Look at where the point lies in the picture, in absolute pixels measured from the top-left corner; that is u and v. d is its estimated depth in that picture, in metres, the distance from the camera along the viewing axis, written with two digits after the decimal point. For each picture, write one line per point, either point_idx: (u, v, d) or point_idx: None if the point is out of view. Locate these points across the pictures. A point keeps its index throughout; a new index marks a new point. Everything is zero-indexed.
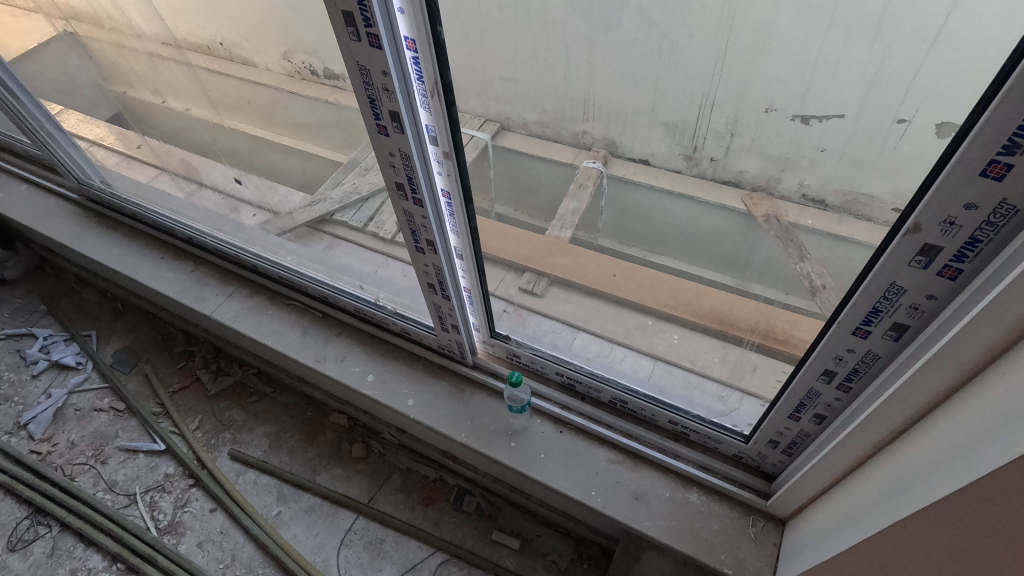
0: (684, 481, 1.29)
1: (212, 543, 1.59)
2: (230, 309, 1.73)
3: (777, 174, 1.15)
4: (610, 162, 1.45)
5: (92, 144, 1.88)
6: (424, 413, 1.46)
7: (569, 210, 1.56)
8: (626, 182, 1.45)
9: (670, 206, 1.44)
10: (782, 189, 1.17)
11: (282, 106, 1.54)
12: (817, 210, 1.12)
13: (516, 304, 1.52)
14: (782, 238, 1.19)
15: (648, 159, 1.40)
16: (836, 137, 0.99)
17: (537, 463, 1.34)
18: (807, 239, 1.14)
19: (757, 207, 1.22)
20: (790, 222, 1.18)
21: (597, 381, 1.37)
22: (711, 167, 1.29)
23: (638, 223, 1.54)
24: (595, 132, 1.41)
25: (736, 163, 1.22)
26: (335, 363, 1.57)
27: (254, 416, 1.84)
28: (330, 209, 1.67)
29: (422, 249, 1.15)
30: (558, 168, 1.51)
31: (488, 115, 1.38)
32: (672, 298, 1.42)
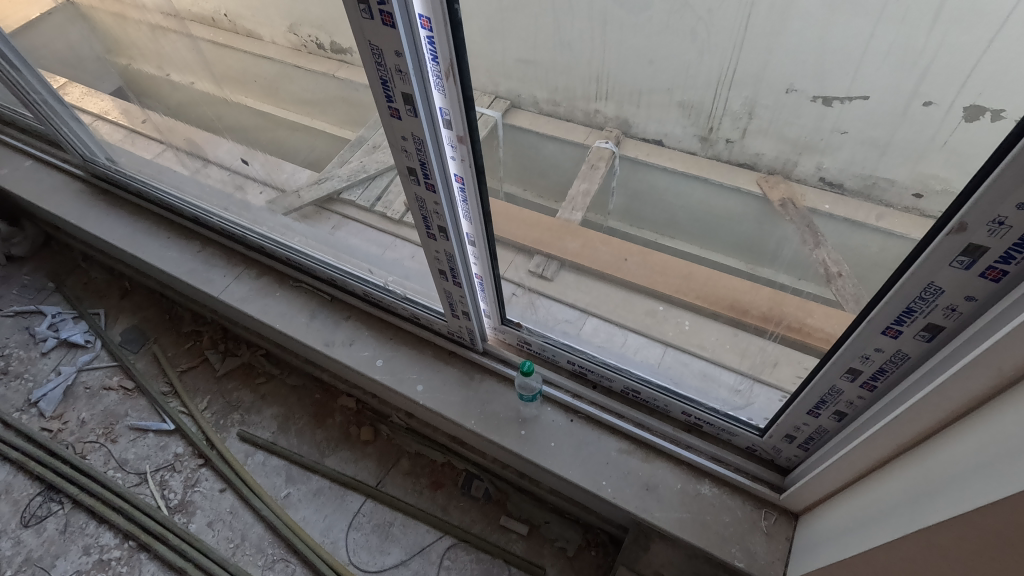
0: (695, 473, 1.27)
1: (222, 523, 1.60)
2: (238, 291, 1.70)
3: (794, 157, 1.13)
4: (622, 142, 1.41)
5: (96, 118, 1.85)
6: (433, 399, 1.44)
7: (580, 191, 1.52)
8: (638, 163, 1.42)
9: (684, 188, 1.40)
10: (801, 173, 1.15)
11: (289, 80, 1.51)
12: (834, 194, 1.10)
13: (526, 287, 1.50)
14: (799, 224, 1.18)
15: (661, 140, 1.36)
16: (859, 119, 0.95)
17: (546, 451, 1.33)
18: (824, 226, 1.13)
19: (773, 191, 1.21)
20: (806, 207, 1.16)
21: (610, 371, 1.34)
22: (727, 148, 1.25)
23: (650, 205, 1.51)
24: (608, 112, 1.36)
25: (752, 145, 1.20)
26: (343, 347, 1.55)
27: (262, 397, 1.84)
28: (338, 187, 1.63)
29: (433, 235, 1.11)
30: (569, 148, 1.48)
31: (499, 92, 1.33)
32: (687, 284, 1.38)
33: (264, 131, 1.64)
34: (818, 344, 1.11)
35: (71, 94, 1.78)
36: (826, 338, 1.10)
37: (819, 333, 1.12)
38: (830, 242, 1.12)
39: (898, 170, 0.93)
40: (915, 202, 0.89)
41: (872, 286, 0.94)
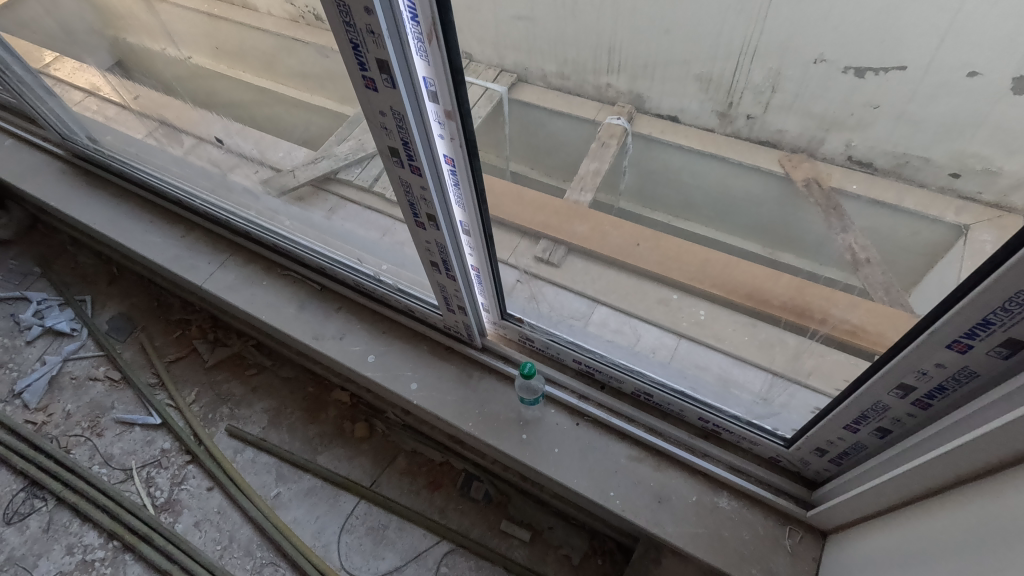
0: (712, 484, 1.16)
1: (209, 523, 1.53)
2: (223, 279, 1.58)
3: (822, 134, 1.20)
4: (636, 119, 1.52)
5: (88, 94, 1.75)
6: (428, 399, 1.32)
7: (589, 172, 1.52)
8: (651, 141, 1.51)
9: (700, 166, 1.49)
10: (826, 151, 1.22)
11: (284, 55, 1.43)
12: (863, 173, 1.15)
13: (528, 273, 1.42)
14: (822, 205, 1.23)
15: (677, 116, 1.47)
16: (893, 91, 1.02)
17: (549, 458, 1.22)
18: (852, 207, 1.18)
19: (797, 171, 1.28)
20: (832, 188, 1.22)
21: (619, 372, 1.22)
22: (747, 126, 1.34)
23: (661, 187, 1.60)
24: (619, 86, 1.50)
25: (774, 121, 1.27)
26: (333, 340, 1.43)
27: (253, 390, 1.75)
28: (334, 166, 1.50)
29: (422, 224, 1.00)
30: (579, 125, 1.58)
31: (505, 67, 1.53)
32: (701, 272, 1.32)
33: (259, 106, 1.57)
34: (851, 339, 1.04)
35: (62, 69, 1.70)
36: (851, 330, 1.05)
37: (844, 324, 1.07)
38: (857, 226, 1.16)
39: (934, 148, 0.97)
40: (952, 181, 0.96)
41: (914, 270, 0.99)
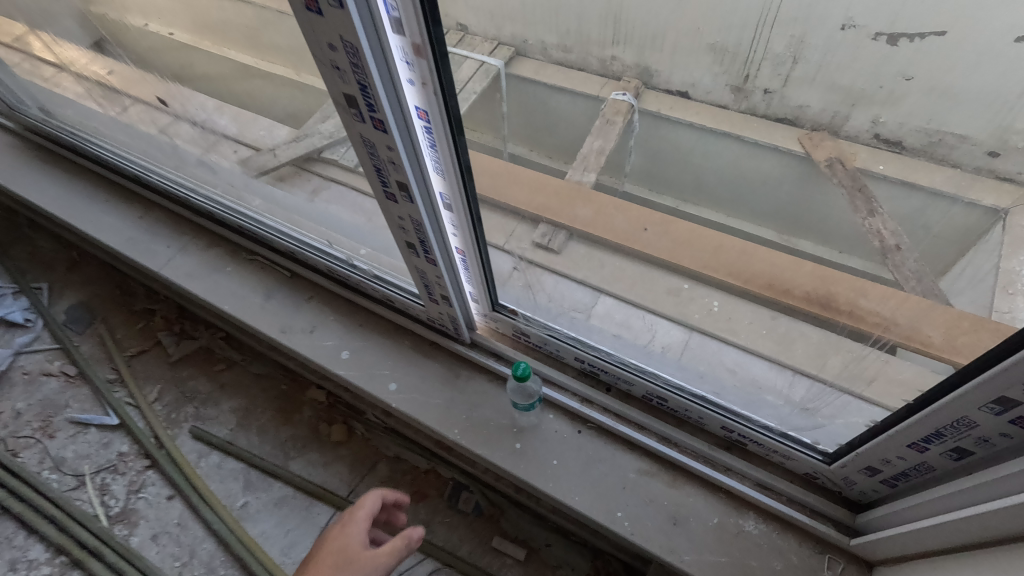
0: (736, 504, 0.99)
1: (168, 537, 1.37)
2: (183, 265, 1.41)
3: (846, 111, 1.24)
4: (644, 94, 1.52)
5: (59, 69, 1.53)
6: (408, 402, 1.16)
7: (593, 150, 1.43)
8: (660, 119, 1.52)
9: (712, 146, 1.48)
10: (851, 128, 1.24)
11: (270, 29, 1.12)
12: (891, 153, 1.16)
13: (528, 261, 1.26)
14: (849, 188, 1.21)
15: (688, 92, 1.50)
16: (926, 63, 1.07)
17: (546, 472, 1.05)
18: (878, 189, 1.16)
19: (819, 150, 1.28)
20: (858, 168, 1.21)
21: (629, 373, 1.05)
22: (764, 101, 1.39)
23: (669, 167, 1.55)
24: (625, 59, 1.50)
25: (795, 95, 1.32)
26: (303, 334, 1.27)
27: (221, 387, 1.59)
28: (318, 145, 1.28)
29: (393, 195, 0.82)
30: (581, 101, 1.54)
31: (502, 40, 1.53)
32: (715, 259, 1.21)
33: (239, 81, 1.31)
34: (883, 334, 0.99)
35: (32, 44, 1.49)
36: (879, 324, 1.00)
37: (874, 318, 1.02)
38: (887, 210, 1.15)
39: (976, 125, 0.99)
40: (990, 161, 0.98)
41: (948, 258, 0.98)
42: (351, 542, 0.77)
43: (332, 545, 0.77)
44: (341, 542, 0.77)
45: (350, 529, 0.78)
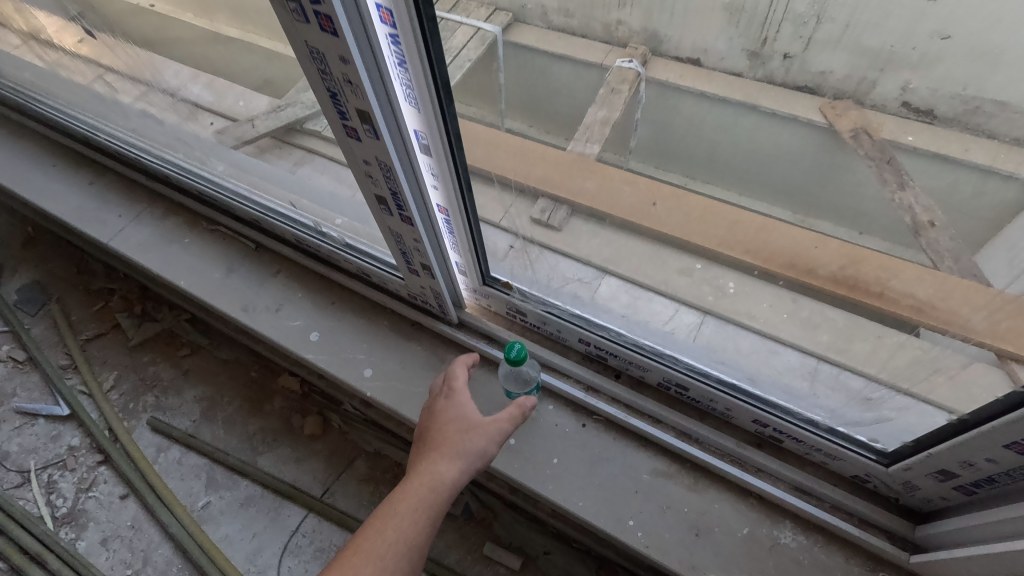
0: (769, 511, 0.84)
1: (119, 541, 1.22)
2: (135, 236, 1.25)
3: (873, 75, 1.02)
4: (650, 64, 1.28)
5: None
6: (385, 391, 1.00)
7: (596, 121, 1.21)
8: (668, 88, 1.28)
9: (728, 116, 1.26)
10: (878, 96, 1.04)
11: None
12: (921, 123, 0.99)
13: (524, 238, 1.10)
14: (878, 159, 1.06)
15: (698, 58, 1.27)
16: (966, 21, 0.84)
17: (544, 472, 0.90)
18: (911, 163, 1.01)
19: (842, 120, 1.09)
20: (885, 139, 1.05)
21: (642, 358, 0.90)
22: (784, 66, 1.15)
23: (677, 138, 1.33)
24: (632, 23, 1.28)
25: (817, 62, 1.09)
26: (268, 314, 1.11)
27: (185, 374, 1.43)
28: (300, 115, 1.15)
29: (355, 132, 0.65)
30: (583, 71, 1.32)
31: (499, 5, 1.35)
32: (732, 235, 1.02)
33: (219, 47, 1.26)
34: (914, 318, 0.82)
35: None
36: (915, 307, 0.83)
37: (907, 300, 0.84)
38: (918, 184, 1.00)
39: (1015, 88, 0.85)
40: None
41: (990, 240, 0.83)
42: (465, 411, 0.76)
43: (446, 415, 0.75)
44: (455, 412, 0.75)
45: (457, 399, 0.77)
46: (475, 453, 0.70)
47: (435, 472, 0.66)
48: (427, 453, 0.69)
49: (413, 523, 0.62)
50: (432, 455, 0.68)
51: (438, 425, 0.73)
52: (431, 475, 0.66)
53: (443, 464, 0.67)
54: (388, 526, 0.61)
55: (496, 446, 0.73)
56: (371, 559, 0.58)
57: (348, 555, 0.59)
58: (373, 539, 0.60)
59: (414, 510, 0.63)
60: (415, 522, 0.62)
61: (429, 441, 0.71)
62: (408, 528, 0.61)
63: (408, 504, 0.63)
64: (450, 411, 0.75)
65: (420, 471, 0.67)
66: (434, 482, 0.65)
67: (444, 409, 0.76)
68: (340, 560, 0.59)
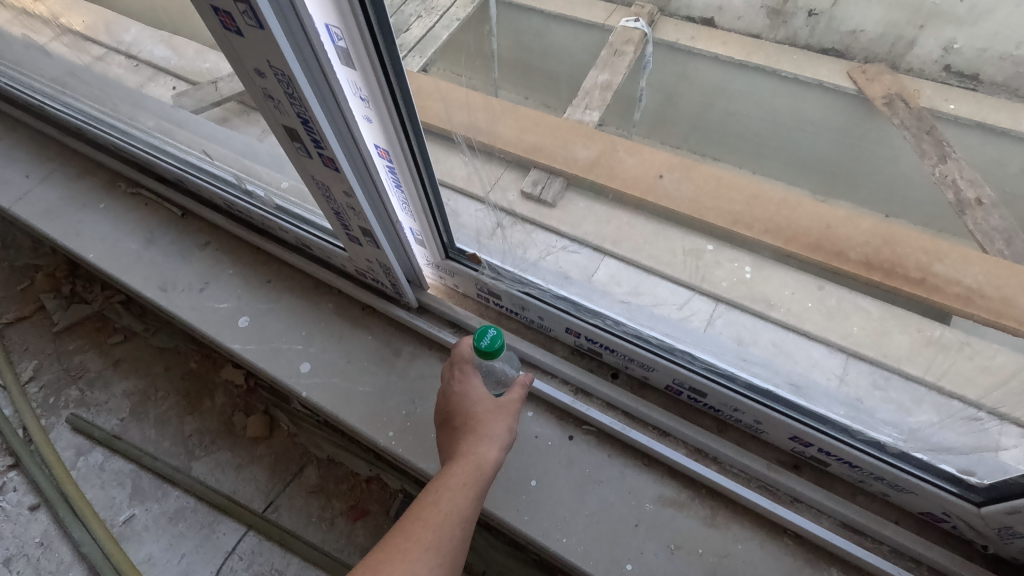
0: (807, 553, 0.65)
1: (24, 560, 1.04)
2: (42, 199, 1.05)
3: (912, 33, 0.87)
4: (659, 24, 1.14)
5: None
6: (326, 392, 0.81)
7: (597, 86, 1.05)
8: (680, 52, 1.12)
9: (745, 85, 1.06)
10: (915, 58, 0.89)
11: None
12: (962, 91, 0.85)
13: (514, 215, 0.89)
14: (915, 130, 0.89)
15: (712, 19, 1.10)
16: None
17: (519, 499, 0.70)
18: (955, 136, 0.86)
19: (873, 86, 0.92)
20: (922, 106, 0.89)
21: (648, 355, 0.70)
22: (808, 26, 0.99)
23: (684, 114, 1.11)
24: None
25: (849, 14, 0.93)
26: (189, 294, 0.91)
27: (115, 365, 1.23)
28: None
29: (230, 19, 0.44)
30: (583, 32, 1.13)
31: None
32: (750, 211, 0.85)
33: None
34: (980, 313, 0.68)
35: None
36: (963, 295, 0.70)
37: (955, 287, 0.71)
38: (960, 154, 0.87)
39: None
40: None
41: None
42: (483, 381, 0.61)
43: (463, 384, 0.60)
44: (473, 380, 0.60)
45: (471, 367, 0.62)
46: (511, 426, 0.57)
47: (478, 448, 0.52)
48: (459, 428, 0.55)
49: (465, 500, 0.48)
50: (470, 431, 0.54)
51: (458, 395, 0.58)
52: (474, 451, 0.52)
53: (483, 438, 0.53)
54: (436, 503, 0.47)
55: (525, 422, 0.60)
56: (427, 542, 0.44)
57: (397, 537, 0.45)
58: (423, 519, 0.46)
59: (462, 488, 0.49)
60: (468, 498, 0.48)
61: (455, 416, 0.57)
62: (462, 504, 0.48)
63: (456, 481, 0.49)
64: (466, 379, 0.60)
65: (457, 450, 0.53)
66: (481, 457, 0.51)
67: (458, 378, 0.61)
68: (384, 548, 0.44)
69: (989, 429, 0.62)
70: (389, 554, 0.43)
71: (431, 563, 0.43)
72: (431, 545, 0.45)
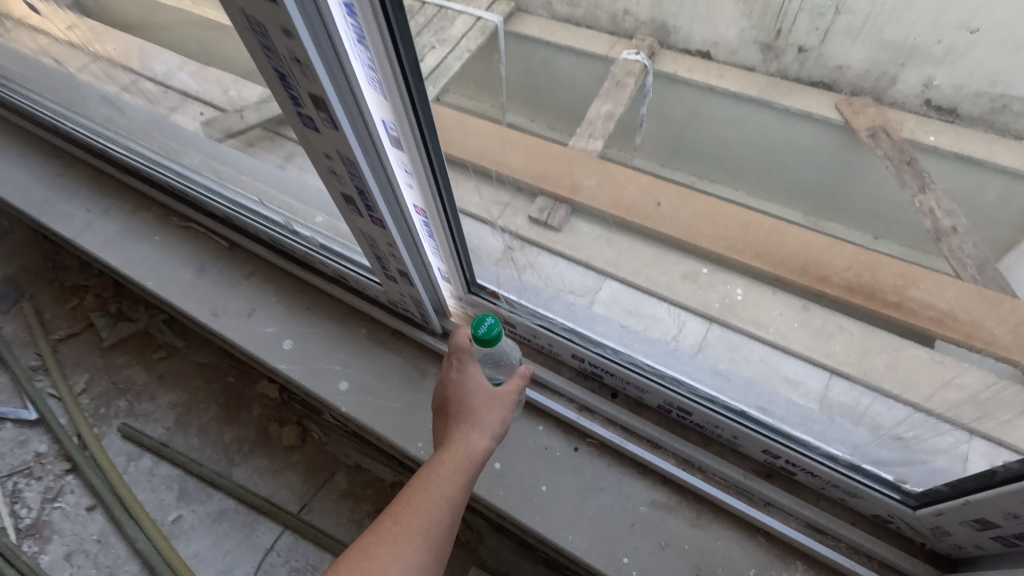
0: (777, 549, 0.76)
1: (84, 556, 1.15)
2: (103, 231, 1.17)
3: (895, 71, 1.01)
4: (658, 55, 1.25)
5: None
6: (361, 408, 0.92)
7: (600, 116, 1.19)
8: (679, 83, 1.24)
9: (739, 114, 1.23)
10: (898, 93, 1.05)
11: None
12: (942, 123, 1.02)
13: (521, 237, 1.01)
14: (896, 159, 1.08)
15: (708, 51, 1.22)
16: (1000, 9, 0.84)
17: (531, 501, 0.82)
18: (931, 164, 1.04)
19: (859, 118, 1.09)
20: (904, 138, 1.06)
21: (642, 378, 0.81)
22: (798, 61, 1.13)
23: (687, 137, 1.30)
24: (639, 12, 1.24)
25: (836, 52, 1.06)
26: (238, 319, 1.03)
27: (159, 378, 1.35)
28: None
29: (310, 121, 0.56)
30: (586, 62, 1.28)
31: None
32: (743, 238, 0.97)
33: None
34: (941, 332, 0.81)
35: None
36: (936, 319, 0.82)
37: (927, 311, 0.83)
38: (939, 185, 1.05)
39: None
40: None
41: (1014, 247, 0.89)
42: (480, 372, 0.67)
43: (460, 376, 0.66)
44: (470, 371, 0.66)
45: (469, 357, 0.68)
46: (502, 414, 0.63)
47: (467, 439, 0.59)
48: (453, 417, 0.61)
49: (453, 486, 0.55)
50: (462, 422, 0.60)
51: (455, 385, 0.65)
52: (463, 441, 0.58)
53: (473, 428, 0.59)
54: (426, 490, 0.54)
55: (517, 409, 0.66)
56: (416, 525, 0.51)
57: (390, 520, 0.51)
58: (413, 504, 0.52)
59: (451, 475, 0.55)
60: (456, 484, 0.55)
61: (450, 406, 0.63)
62: (449, 490, 0.54)
63: (445, 469, 0.55)
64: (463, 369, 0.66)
65: (449, 439, 0.59)
66: (469, 448, 0.58)
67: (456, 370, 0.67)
68: (378, 530, 0.51)
69: (944, 433, 0.73)
70: (382, 535, 0.50)
71: (419, 544, 0.50)
72: (420, 529, 0.51)
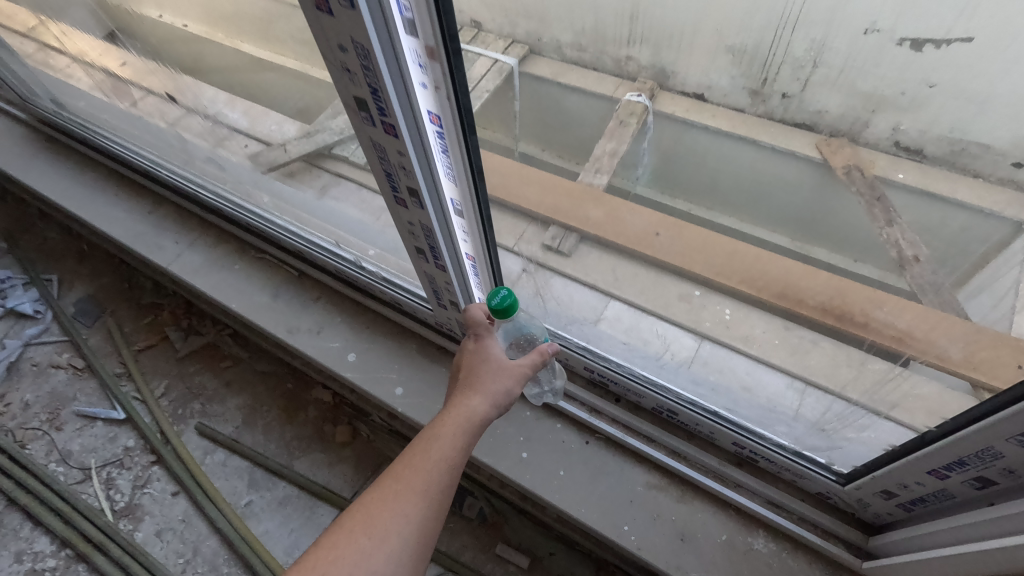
0: (745, 520, 0.98)
1: (172, 533, 1.37)
2: (191, 260, 1.41)
3: (868, 116, 1.31)
4: (657, 96, 1.53)
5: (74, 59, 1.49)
6: (414, 409, 1.14)
7: (606, 152, 1.41)
8: (679, 123, 1.53)
9: (728, 150, 1.51)
10: (871, 135, 1.33)
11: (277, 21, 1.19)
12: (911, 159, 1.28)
13: (537, 263, 1.26)
14: (868, 193, 1.31)
15: (702, 94, 1.51)
16: (947, 68, 1.12)
17: (552, 483, 1.03)
18: (896, 195, 1.28)
19: (837, 156, 1.36)
20: (875, 175, 1.31)
21: (640, 386, 1.03)
22: (782, 106, 1.42)
23: (686, 170, 1.58)
24: (640, 59, 1.52)
25: (814, 98, 1.36)
26: (310, 335, 1.26)
27: (226, 384, 1.58)
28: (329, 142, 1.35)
29: (403, 201, 0.79)
30: (593, 102, 1.57)
31: (517, 38, 1.61)
32: (727, 266, 1.21)
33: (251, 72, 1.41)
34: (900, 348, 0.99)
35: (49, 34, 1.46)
36: (896, 337, 1.00)
37: (889, 330, 1.02)
38: (904, 220, 1.24)
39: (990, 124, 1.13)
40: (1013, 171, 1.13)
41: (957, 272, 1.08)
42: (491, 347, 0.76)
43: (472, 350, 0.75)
44: (482, 345, 0.75)
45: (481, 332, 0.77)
46: (504, 385, 0.71)
47: (468, 405, 0.66)
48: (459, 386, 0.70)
49: (452, 444, 0.62)
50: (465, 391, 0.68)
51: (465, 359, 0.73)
52: (466, 407, 0.66)
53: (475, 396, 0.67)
54: (428, 450, 0.60)
55: (519, 382, 0.74)
56: (418, 483, 0.57)
57: (394, 474, 0.58)
58: (416, 462, 0.59)
59: (452, 436, 0.63)
60: (455, 445, 0.62)
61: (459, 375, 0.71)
62: (449, 451, 0.61)
63: (447, 430, 0.63)
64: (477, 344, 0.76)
65: (453, 405, 0.67)
66: (469, 412, 0.65)
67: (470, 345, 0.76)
68: (383, 484, 0.57)
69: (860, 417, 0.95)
70: (387, 488, 0.56)
71: (419, 498, 0.56)
72: (420, 486, 0.57)
